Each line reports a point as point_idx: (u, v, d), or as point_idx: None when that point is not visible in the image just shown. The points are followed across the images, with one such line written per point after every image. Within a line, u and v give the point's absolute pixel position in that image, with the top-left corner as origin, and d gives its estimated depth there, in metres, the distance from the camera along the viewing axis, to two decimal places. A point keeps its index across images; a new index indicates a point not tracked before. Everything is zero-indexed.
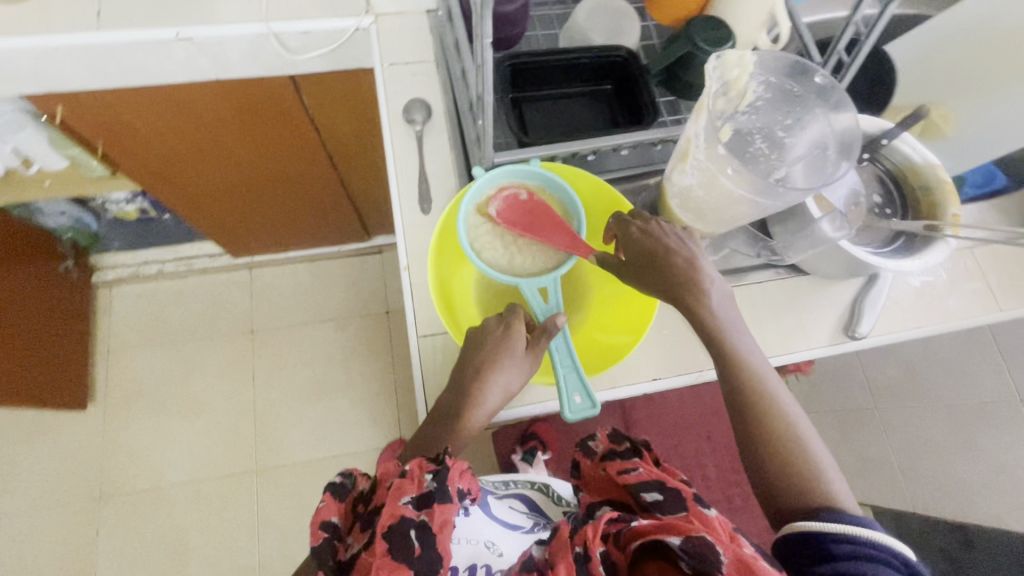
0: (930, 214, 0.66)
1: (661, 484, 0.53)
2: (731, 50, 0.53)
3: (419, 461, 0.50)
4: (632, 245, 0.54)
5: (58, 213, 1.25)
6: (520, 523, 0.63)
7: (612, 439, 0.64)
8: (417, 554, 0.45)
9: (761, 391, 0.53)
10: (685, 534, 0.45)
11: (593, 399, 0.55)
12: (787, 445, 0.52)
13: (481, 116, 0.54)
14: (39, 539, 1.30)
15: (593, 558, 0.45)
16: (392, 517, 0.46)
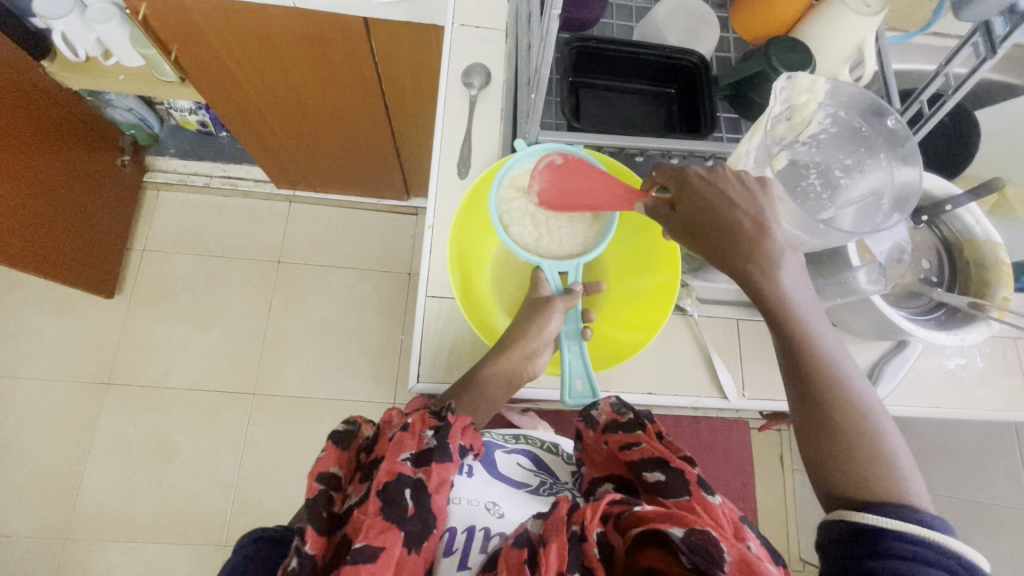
0: (978, 293, 0.62)
1: (666, 463, 0.49)
2: (804, 74, 0.51)
3: (421, 416, 0.52)
4: (689, 199, 0.47)
5: (126, 108, 1.33)
6: (526, 483, 0.64)
7: (616, 409, 0.55)
8: (412, 514, 0.46)
9: (827, 369, 0.45)
10: (689, 526, 0.42)
11: (594, 389, 0.56)
12: (857, 432, 0.44)
13: (535, 90, 0.53)
14: (47, 407, 1.38)
15: (588, 541, 0.44)
16: (390, 474, 0.47)
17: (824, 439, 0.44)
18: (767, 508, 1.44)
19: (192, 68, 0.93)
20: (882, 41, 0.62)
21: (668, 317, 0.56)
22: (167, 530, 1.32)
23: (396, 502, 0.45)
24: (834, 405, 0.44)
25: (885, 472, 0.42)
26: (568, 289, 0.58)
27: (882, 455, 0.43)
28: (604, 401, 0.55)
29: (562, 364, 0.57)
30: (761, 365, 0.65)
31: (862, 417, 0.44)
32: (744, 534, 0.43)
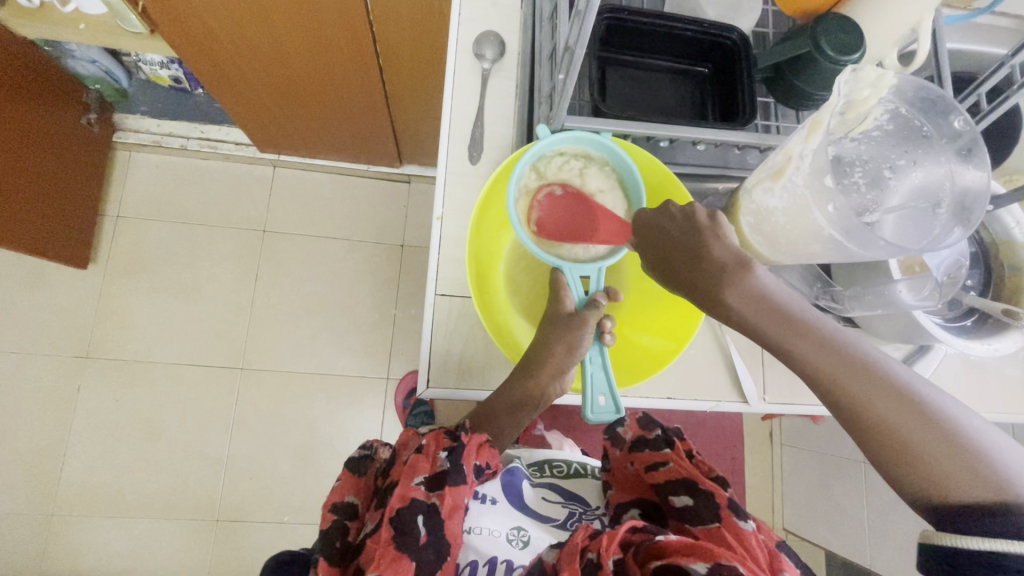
0: (1012, 299, 0.60)
1: (694, 486, 0.50)
2: (871, 64, 0.45)
3: (435, 436, 0.50)
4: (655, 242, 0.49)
5: (90, 61, 1.20)
6: (552, 515, 0.65)
7: (642, 425, 0.57)
8: (423, 542, 0.44)
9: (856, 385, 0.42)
10: (714, 562, 0.40)
11: (618, 404, 0.52)
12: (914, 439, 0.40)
13: (564, 71, 0.47)
14: (23, 381, 1.32)
15: (603, 567, 0.42)
16: (402, 500, 0.45)
17: (892, 461, 0.41)
18: (755, 483, 1.48)
19: (162, 19, 0.82)
20: (939, 21, 0.57)
21: (696, 329, 0.55)
22: (157, 506, 1.30)
23: (408, 530, 0.44)
24: (895, 429, 0.40)
25: (983, 474, 0.38)
26: (591, 300, 0.54)
27: (970, 455, 0.39)
28: (630, 417, 0.58)
29: (583, 377, 0.54)
30: (783, 368, 0.63)
31: (920, 418, 0.40)
32: (779, 565, 0.42)
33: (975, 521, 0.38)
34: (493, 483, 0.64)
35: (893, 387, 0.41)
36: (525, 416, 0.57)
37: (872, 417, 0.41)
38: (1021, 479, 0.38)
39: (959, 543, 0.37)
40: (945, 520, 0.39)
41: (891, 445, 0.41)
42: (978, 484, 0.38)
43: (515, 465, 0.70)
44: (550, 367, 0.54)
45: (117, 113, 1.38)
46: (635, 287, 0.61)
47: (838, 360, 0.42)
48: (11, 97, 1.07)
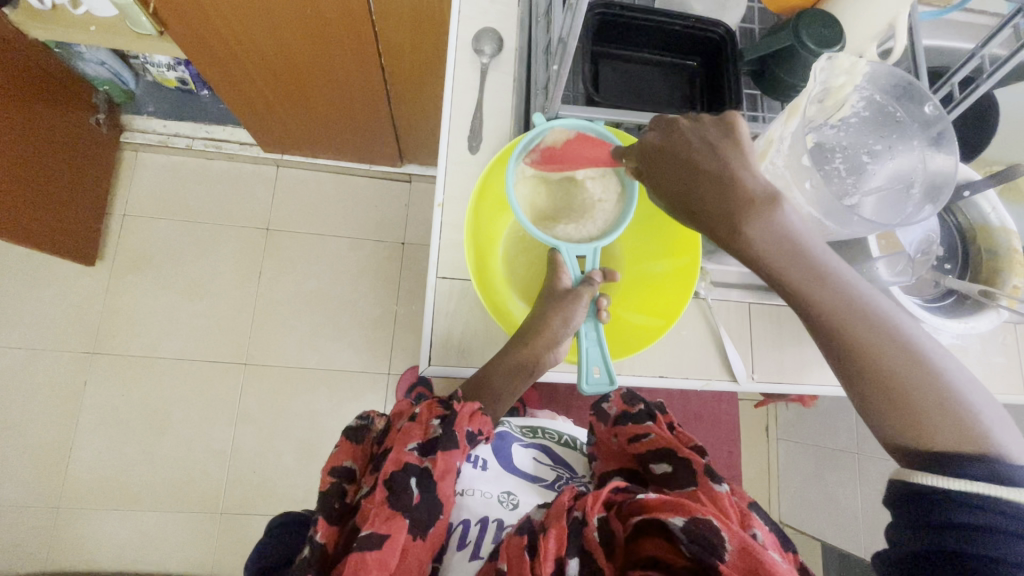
0: (988, 280, 0.63)
1: (672, 453, 0.52)
2: (846, 53, 0.48)
3: (428, 406, 0.52)
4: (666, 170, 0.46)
5: (98, 62, 1.23)
6: (542, 476, 0.68)
7: (626, 400, 0.59)
8: (417, 502, 0.46)
9: (865, 336, 0.42)
10: (690, 515, 0.42)
11: (612, 375, 0.54)
12: (907, 390, 0.42)
13: (558, 62, 0.50)
14: (30, 377, 1.34)
15: (588, 524, 0.45)
16: (396, 464, 0.47)
17: (886, 409, 0.43)
18: (751, 474, 1.50)
19: (174, 21, 0.85)
20: (915, 16, 0.60)
21: (685, 305, 0.56)
22: (162, 499, 1.32)
23: (401, 491, 0.46)
24: (895, 379, 0.42)
25: (962, 421, 0.41)
26: (585, 277, 0.57)
27: (954, 405, 0.42)
28: (616, 394, 0.60)
29: (579, 351, 0.56)
30: (771, 348, 0.66)
31: (916, 372, 0.42)
32: (749, 521, 0.43)
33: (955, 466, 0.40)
34: (484, 446, 0.66)
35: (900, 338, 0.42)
36: (521, 382, 0.58)
37: (877, 369, 0.42)
38: (995, 428, 0.41)
39: (940, 484, 0.40)
40: (927, 464, 0.42)
41: (887, 393, 0.43)
42: (957, 433, 0.41)
43: (506, 428, 0.72)
44: (546, 341, 0.57)
45: (123, 114, 1.41)
46: (627, 268, 0.64)
47: (852, 309, 0.43)
48: (23, 97, 1.10)
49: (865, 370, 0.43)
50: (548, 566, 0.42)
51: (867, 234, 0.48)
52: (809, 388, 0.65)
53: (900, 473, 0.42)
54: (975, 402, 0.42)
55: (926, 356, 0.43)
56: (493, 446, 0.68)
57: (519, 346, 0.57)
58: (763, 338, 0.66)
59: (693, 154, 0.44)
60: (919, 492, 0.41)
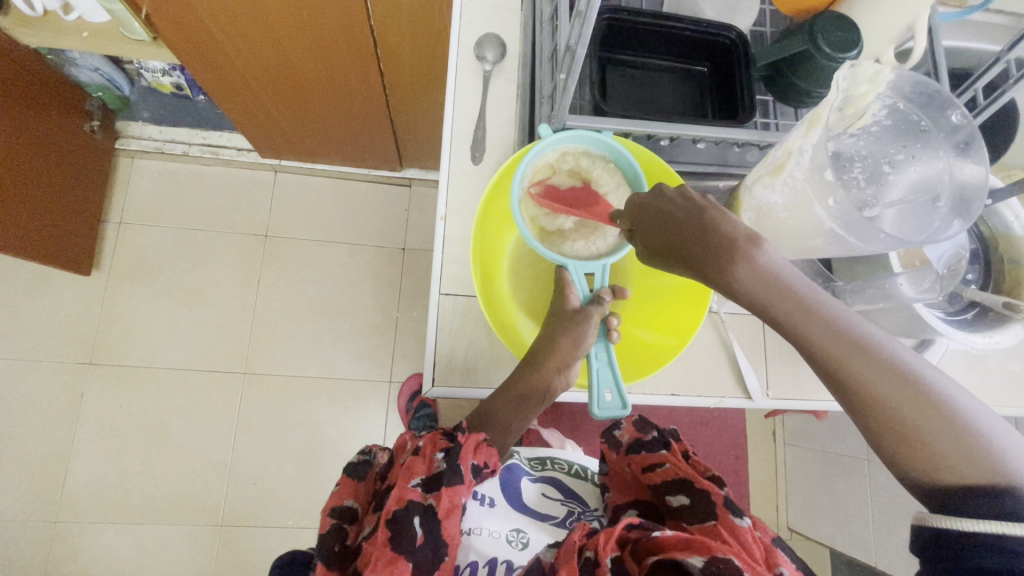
0: (1012, 292, 0.60)
1: (690, 485, 0.49)
2: (870, 61, 0.45)
3: (432, 439, 0.50)
4: (653, 232, 0.47)
5: (91, 68, 1.21)
6: (552, 514, 0.66)
7: (638, 428, 0.57)
8: (420, 543, 0.44)
9: (863, 367, 0.41)
10: (709, 555, 0.40)
11: (624, 400, 0.52)
12: (918, 423, 0.40)
13: (565, 70, 0.48)
14: (27, 388, 1.32)
15: (601, 566, 0.42)
16: (398, 502, 0.45)
17: (896, 443, 0.41)
18: (758, 481, 1.47)
19: (166, 26, 0.83)
20: (935, 18, 0.57)
21: (701, 322, 0.55)
22: (162, 512, 1.30)
23: (404, 530, 0.44)
24: (897, 414, 0.41)
25: (978, 457, 0.39)
26: (596, 297, 0.55)
27: (967, 440, 0.39)
28: (626, 421, 0.58)
29: (591, 373, 0.54)
30: (786, 364, 0.63)
31: (927, 404, 0.40)
32: (775, 559, 0.41)
33: (971, 504, 0.39)
34: (491, 482, 0.65)
35: (897, 372, 0.41)
36: (531, 406, 0.57)
37: (875, 404, 0.41)
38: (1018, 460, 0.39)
39: (967, 527, 0.38)
40: (946, 504, 0.40)
41: (889, 428, 0.41)
42: (978, 467, 0.39)
43: (515, 462, 0.70)
44: (556, 362, 0.55)
45: (119, 120, 1.39)
46: (636, 283, 0.62)
47: (841, 345, 0.42)
48: (14, 103, 1.08)
49: (864, 407, 0.42)
50: None
51: (886, 250, 0.46)
52: (825, 405, 0.63)
53: (921, 516, 0.40)
54: (996, 435, 0.39)
55: (932, 390, 0.40)
56: (502, 479, 0.66)
57: (527, 369, 0.55)
58: (777, 352, 0.63)
59: (673, 216, 0.46)
60: (941, 536, 0.39)
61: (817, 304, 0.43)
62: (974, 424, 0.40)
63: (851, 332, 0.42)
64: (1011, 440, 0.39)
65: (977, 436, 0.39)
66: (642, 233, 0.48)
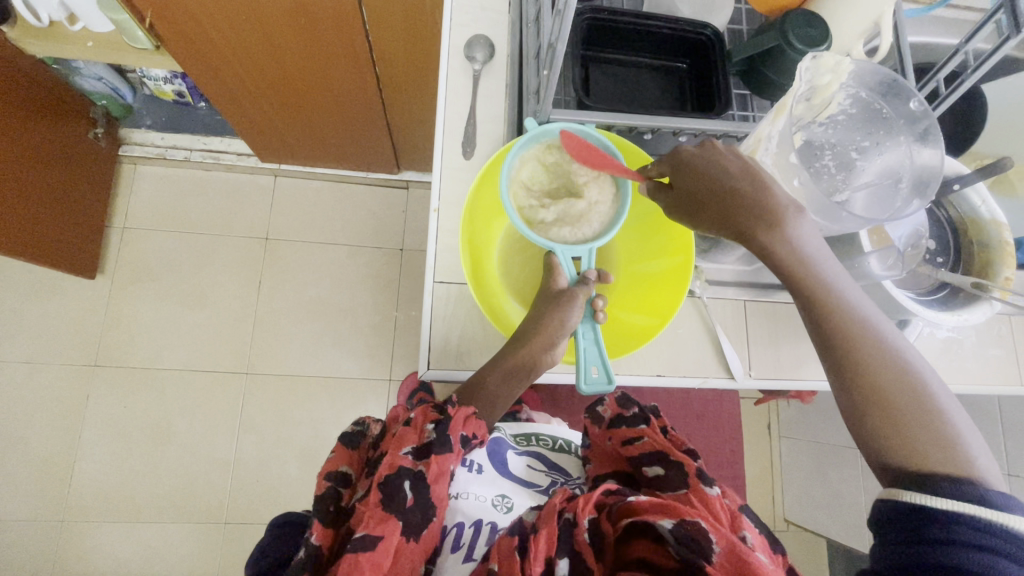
0: (981, 273, 0.63)
1: (666, 457, 0.52)
2: (830, 52, 0.48)
3: (423, 411, 0.53)
4: (698, 179, 0.48)
5: (96, 77, 1.25)
6: (536, 482, 0.69)
7: (621, 404, 0.59)
8: (411, 504, 0.47)
9: (865, 341, 0.45)
10: (680, 518, 0.43)
11: (610, 375, 0.54)
12: (904, 407, 0.43)
13: (548, 66, 0.51)
14: (32, 391, 1.35)
15: (579, 526, 0.45)
16: (390, 468, 0.47)
17: (882, 425, 0.44)
18: (754, 474, 1.49)
19: (169, 34, 0.86)
20: (900, 13, 0.61)
21: (680, 304, 0.57)
22: (166, 510, 1.32)
23: (396, 493, 0.46)
24: (886, 394, 0.44)
25: (953, 449, 0.41)
26: (581, 277, 0.58)
27: (943, 432, 0.42)
28: (609, 397, 0.60)
29: (578, 352, 0.57)
30: (767, 345, 0.66)
31: (913, 392, 0.44)
32: (740, 524, 0.43)
33: (942, 486, 0.40)
34: (479, 451, 0.66)
35: (893, 357, 0.45)
36: (521, 384, 0.59)
37: (871, 380, 0.45)
38: (983, 462, 0.41)
39: (922, 502, 0.39)
40: (914, 485, 0.41)
41: (878, 407, 0.44)
42: (951, 461, 0.41)
43: (500, 435, 0.72)
44: (544, 341, 0.58)
45: (122, 128, 1.42)
46: (622, 269, 0.65)
47: (851, 321, 0.46)
48: (20, 110, 1.11)
49: (861, 383, 0.45)
50: (537, 566, 0.43)
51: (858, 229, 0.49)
52: (807, 384, 0.66)
53: (889, 491, 0.42)
54: (968, 437, 0.42)
55: (918, 381, 0.44)
56: (489, 450, 0.68)
57: (518, 350, 0.58)
58: (758, 335, 0.66)
59: (718, 169, 0.48)
60: (907, 509, 0.40)
61: (836, 283, 0.47)
62: (948, 421, 0.43)
63: (860, 314, 0.46)
64: (979, 445, 0.42)
65: (951, 429, 0.42)
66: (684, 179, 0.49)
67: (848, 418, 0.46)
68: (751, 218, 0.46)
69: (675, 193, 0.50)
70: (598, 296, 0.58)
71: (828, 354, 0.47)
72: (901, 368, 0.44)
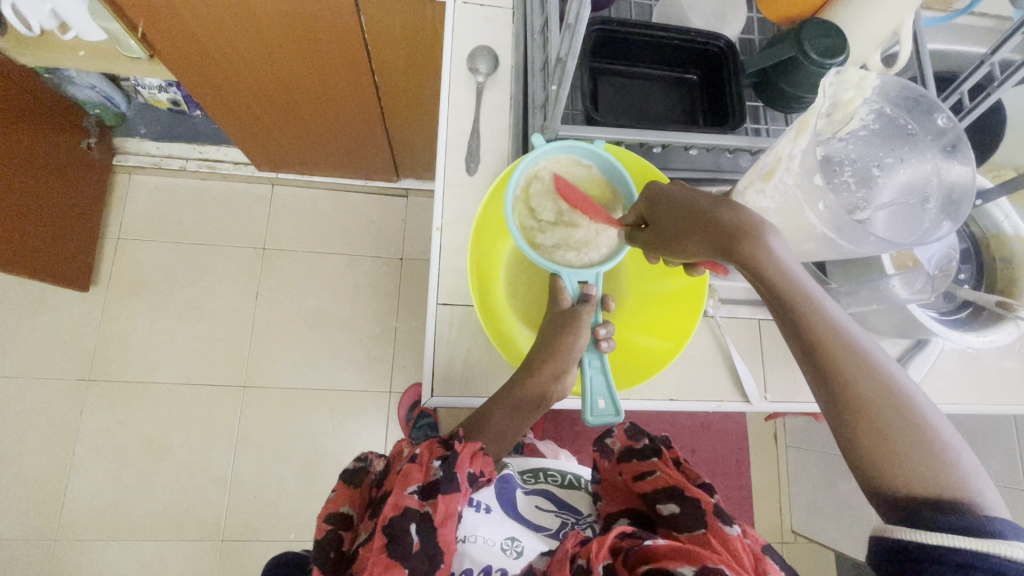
0: (1004, 291, 0.61)
1: (681, 494, 0.49)
2: (855, 67, 0.46)
3: (428, 446, 0.51)
4: (674, 211, 0.47)
5: (89, 86, 1.22)
6: (545, 525, 0.66)
7: (630, 435, 0.56)
8: (416, 549, 0.45)
9: (849, 355, 0.42)
10: (701, 564, 0.40)
11: (617, 407, 0.52)
12: (893, 424, 0.41)
13: (557, 82, 0.48)
14: (25, 406, 1.32)
15: (592, 574, 0.43)
16: (395, 509, 0.45)
17: (871, 445, 0.41)
18: (762, 485, 1.47)
19: (162, 44, 0.84)
20: (919, 23, 0.59)
21: (697, 326, 0.55)
22: (162, 528, 1.29)
23: (401, 537, 0.44)
24: (877, 418, 0.41)
25: (946, 467, 0.39)
26: (584, 294, 0.55)
27: (936, 450, 0.40)
28: (618, 428, 0.57)
29: (584, 381, 0.54)
30: (783, 366, 0.64)
31: (902, 406, 0.41)
32: (763, 567, 0.42)
33: (943, 518, 0.38)
34: (487, 490, 0.64)
35: (882, 376, 0.42)
36: (528, 414, 0.58)
37: (860, 404, 0.42)
38: (975, 478, 0.39)
39: (934, 539, 0.37)
40: (912, 517, 0.39)
41: (869, 433, 0.41)
42: (944, 480, 0.39)
43: (508, 474, 0.69)
44: (553, 367, 0.56)
45: (117, 137, 1.40)
46: (632, 290, 0.63)
47: (836, 340, 0.43)
48: (11, 121, 1.08)
49: (852, 405, 0.42)
50: None
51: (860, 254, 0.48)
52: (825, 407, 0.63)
53: (881, 527, 0.40)
54: (959, 450, 0.40)
55: (909, 401, 0.41)
56: (497, 489, 0.66)
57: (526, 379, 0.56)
58: (773, 356, 0.64)
59: (695, 202, 0.47)
60: (902, 548, 0.38)
61: (818, 299, 0.44)
62: (941, 440, 0.40)
63: (844, 332, 0.43)
64: (971, 464, 0.40)
65: (945, 453, 0.40)
66: (660, 216, 0.49)
67: (839, 442, 0.43)
68: (730, 237, 0.44)
69: (654, 232, 0.49)
70: (603, 323, 0.56)
71: (810, 369, 0.44)
72: (890, 387, 0.42)
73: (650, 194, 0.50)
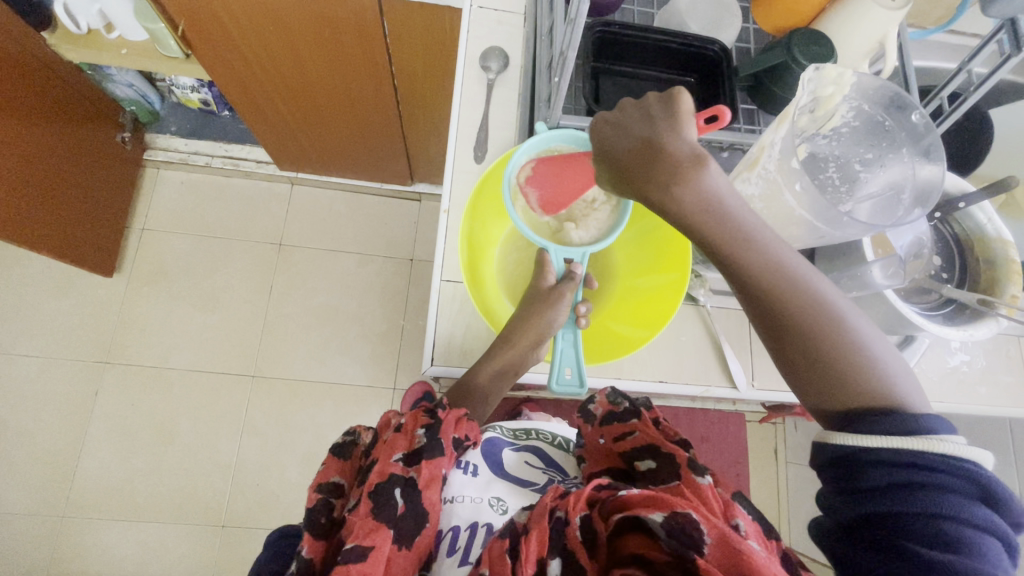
0: (987, 290, 0.63)
1: (657, 449, 0.51)
2: (833, 65, 0.50)
3: (414, 415, 0.54)
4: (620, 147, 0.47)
5: (127, 84, 1.31)
6: (532, 480, 0.68)
7: (611, 400, 0.59)
8: (403, 510, 0.47)
9: (776, 278, 0.44)
10: (671, 510, 0.41)
11: (582, 378, 0.57)
12: (826, 337, 0.43)
13: (558, 73, 0.53)
14: (44, 385, 1.37)
15: (571, 524, 0.44)
16: (380, 476, 0.48)
17: (809, 365, 0.44)
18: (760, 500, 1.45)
19: (198, 43, 0.90)
20: (904, 35, 0.62)
21: (672, 313, 0.58)
22: (166, 510, 1.32)
23: (386, 501, 0.46)
24: (817, 339, 0.43)
25: (870, 373, 0.42)
26: (568, 272, 0.61)
27: (862, 359, 0.43)
28: (600, 393, 0.59)
29: (555, 352, 0.59)
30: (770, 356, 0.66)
31: (832, 325, 0.43)
32: (733, 512, 0.42)
33: (874, 421, 0.40)
34: (475, 452, 0.66)
35: (808, 297, 0.44)
36: (508, 382, 0.64)
37: (796, 325, 0.44)
38: (898, 377, 0.42)
39: (857, 444, 0.39)
40: (847, 422, 0.42)
41: (807, 354, 0.44)
42: (872, 385, 0.42)
43: (496, 434, 0.73)
44: (533, 336, 0.62)
45: (149, 133, 1.48)
46: (621, 282, 0.67)
47: (764, 266, 0.45)
48: (49, 112, 1.15)
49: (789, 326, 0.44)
50: (529, 567, 0.42)
51: (863, 236, 0.50)
52: None
53: (823, 435, 0.42)
54: (880, 353, 0.43)
55: (834, 317, 0.44)
56: (484, 451, 0.68)
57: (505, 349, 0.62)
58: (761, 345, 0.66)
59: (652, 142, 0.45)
60: (841, 456, 0.40)
61: (754, 232, 0.45)
62: (867, 350, 0.43)
63: (775, 263, 0.45)
64: (886, 354, 0.43)
65: (873, 362, 0.43)
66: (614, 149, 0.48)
67: (787, 369, 0.46)
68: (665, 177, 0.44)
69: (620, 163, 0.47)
70: (584, 303, 0.62)
71: (750, 298, 0.46)
72: (827, 309, 0.44)
73: (617, 138, 0.48)
